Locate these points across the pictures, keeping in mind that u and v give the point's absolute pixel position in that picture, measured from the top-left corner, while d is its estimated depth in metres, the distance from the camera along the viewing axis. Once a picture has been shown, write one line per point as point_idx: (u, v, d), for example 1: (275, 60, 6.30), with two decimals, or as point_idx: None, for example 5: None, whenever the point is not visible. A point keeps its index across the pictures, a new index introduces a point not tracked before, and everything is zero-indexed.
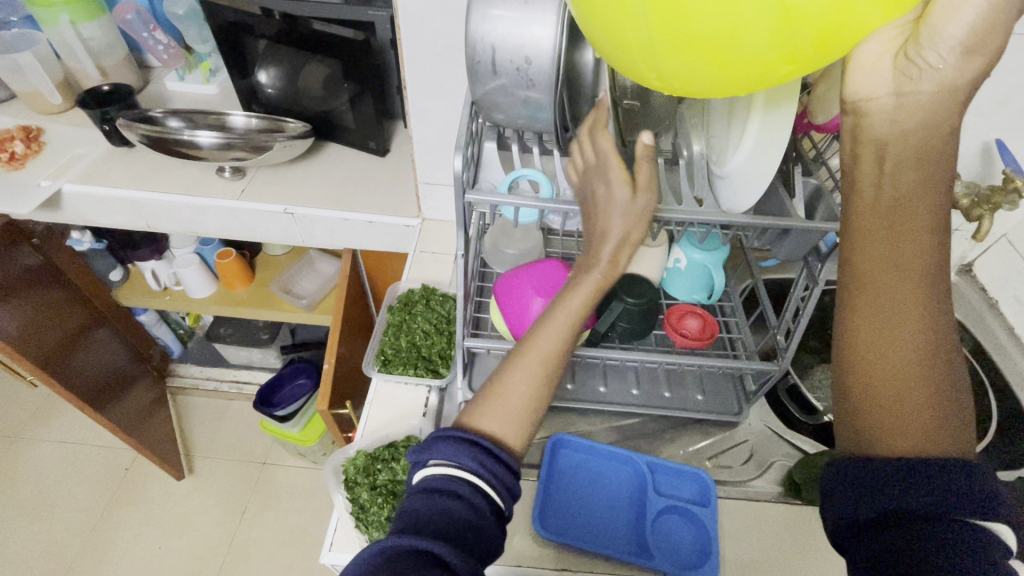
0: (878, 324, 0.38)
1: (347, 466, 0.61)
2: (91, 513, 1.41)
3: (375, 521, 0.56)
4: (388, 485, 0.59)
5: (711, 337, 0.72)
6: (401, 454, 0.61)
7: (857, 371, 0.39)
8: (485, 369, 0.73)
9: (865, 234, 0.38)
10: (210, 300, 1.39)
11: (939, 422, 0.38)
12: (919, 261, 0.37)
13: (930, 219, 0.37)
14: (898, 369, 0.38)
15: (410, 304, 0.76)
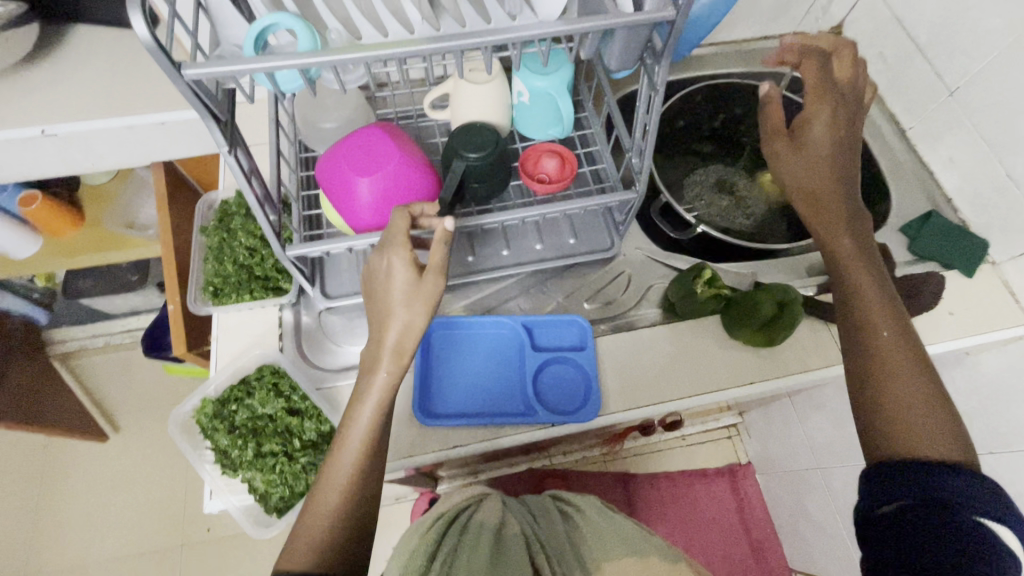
0: (867, 351, 0.51)
1: (198, 416, 0.55)
2: (27, 494, 1.37)
3: (241, 462, 0.53)
4: (248, 423, 0.55)
5: (571, 175, 0.65)
6: (255, 387, 0.55)
7: (869, 390, 0.49)
8: (339, 270, 0.66)
9: (853, 266, 0.55)
10: (42, 255, 1.18)
11: (936, 429, 0.46)
12: (870, 294, 0.53)
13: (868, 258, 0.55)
14: (907, 398, 0.48)
15: (227, 219, 0.64)
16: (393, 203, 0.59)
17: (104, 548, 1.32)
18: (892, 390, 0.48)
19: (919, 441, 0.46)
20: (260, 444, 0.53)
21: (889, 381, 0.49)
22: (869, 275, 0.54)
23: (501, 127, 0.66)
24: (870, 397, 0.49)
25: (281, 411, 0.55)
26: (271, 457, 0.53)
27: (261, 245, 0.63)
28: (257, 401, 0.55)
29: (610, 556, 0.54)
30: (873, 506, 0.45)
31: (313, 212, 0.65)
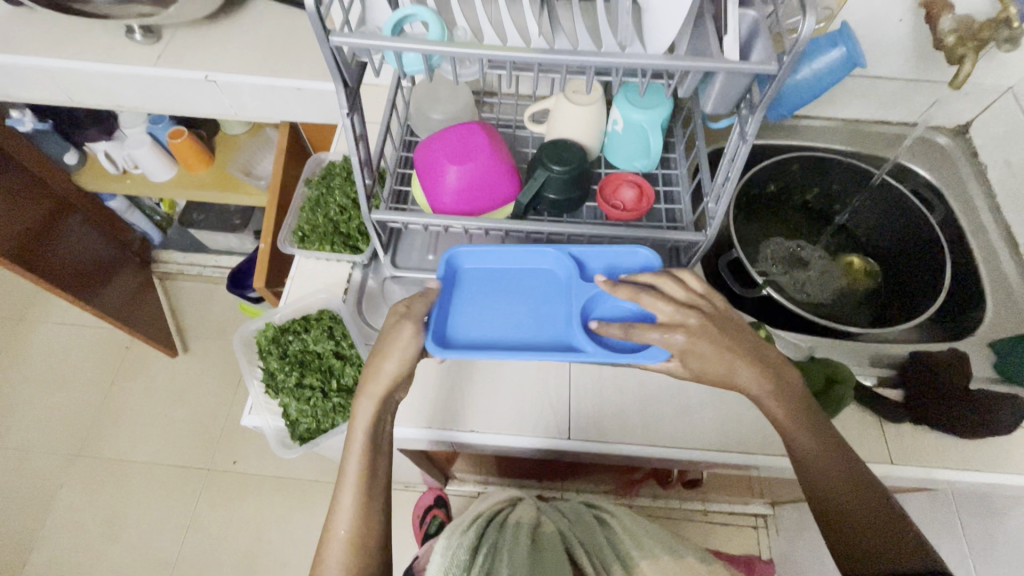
0: (829, 491, 0.52)
1: (259, 336, 0.61)
2: (100, 385, 1.54)
3: (284, 386, 0.58)
4: (298, 354, 0.60)
5: (646, 208, 0.68)
6: (312, 324, 0.61)
7: (846, 526, 0.51)
8: (410, 244, 0.71)
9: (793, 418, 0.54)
10: (174, 183, 1.35)
11: (895, 543, 0.49)
12: (816, 440, 0.53)
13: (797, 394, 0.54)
14: (872, 522, 0.50)
15: (329, 178, 0.71)
16: (474, 195, 0.64)
17: (145, 452, 1.44)
18: (854, 526, 0.51)
19: (886, 554, 0.49)
20: (303, 375, 0.58)
21: (837, 515, 0.52)
22: (797, 416, 0.53)
23: (591, 148, 0.70)
24: (850, 534, 0.51)
25: (329, 352, 0.60)
26: (310, 389, 0.58)
27: (351, 205, 0.69)
28: (311, 336, 0.60)
29: (648, 552, 0.60)
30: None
31: (402, 188, 0.71)
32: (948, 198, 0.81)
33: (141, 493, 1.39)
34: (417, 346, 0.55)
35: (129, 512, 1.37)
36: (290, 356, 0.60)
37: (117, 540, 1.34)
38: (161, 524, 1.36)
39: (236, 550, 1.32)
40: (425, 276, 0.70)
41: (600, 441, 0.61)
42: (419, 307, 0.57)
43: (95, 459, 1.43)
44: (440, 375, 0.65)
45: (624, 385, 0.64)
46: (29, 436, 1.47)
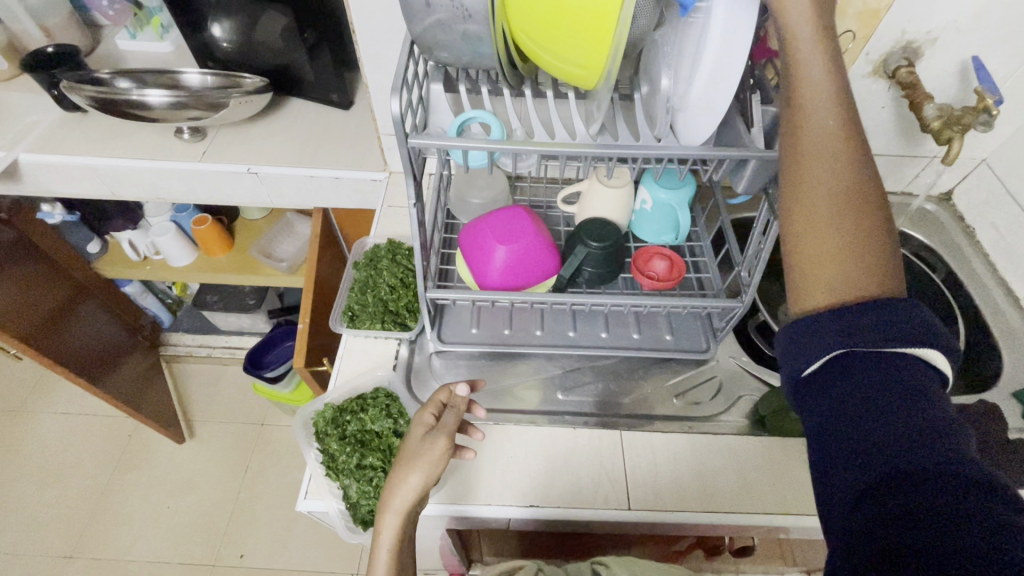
0: (808, 225, 0.41)
1: (316, 418, 0.62)
2: (100, 477, 1.47)
3: (345, 468, 0.58)
4: (356, 435, 0.60)
5: (679, 277, 0.72)
6: (370, 404, 0.62)
7: (800, 261, 0.41)
8: (455, 320, 0.74)
9: (801, 163, 0.41)
10: (193, 267, 1.38)
11: (852, 272, 0.39)
12: (839, 175, 0.40)
13: (838, 130, 0.40)
14: (845, 218, 0.40)
15: (376, 259, 0.75)
16: (520, 271, 0.68)
17: (145, 549, 1.36)
18: (817, 218, 0.40)
19: (832, 288, 0.40)
20: (364, 456, 0.59)
21: (811, 155, 0.41)
22: (846, 139, 0.40)
23: (621, 225, 0.75)
24: (800, 261, 0.41)
25: (388, 430, 0.60)
26: (371, 469, 0.58)
27: (397, 285, 0.73)
28: (369, 413, 0.61)
29: None
30: (801, 371, 0.41)
31: (446, 267, 0.75)
32: (946, 258, 0.87)
33: None
34: (442, 459, 0.53)
35: None
36: (350, 437, 0.60)
37: None
38: None
39: None
40: (471, 349, 0.72)
41: (661, 509, 0.61)
42: (449, 420, 0.56)
43: (90, 561, 1.34)
44: (495, 449, 0.65)
45: (675, 451, 0.65)
46: (20, 538, 1.37)
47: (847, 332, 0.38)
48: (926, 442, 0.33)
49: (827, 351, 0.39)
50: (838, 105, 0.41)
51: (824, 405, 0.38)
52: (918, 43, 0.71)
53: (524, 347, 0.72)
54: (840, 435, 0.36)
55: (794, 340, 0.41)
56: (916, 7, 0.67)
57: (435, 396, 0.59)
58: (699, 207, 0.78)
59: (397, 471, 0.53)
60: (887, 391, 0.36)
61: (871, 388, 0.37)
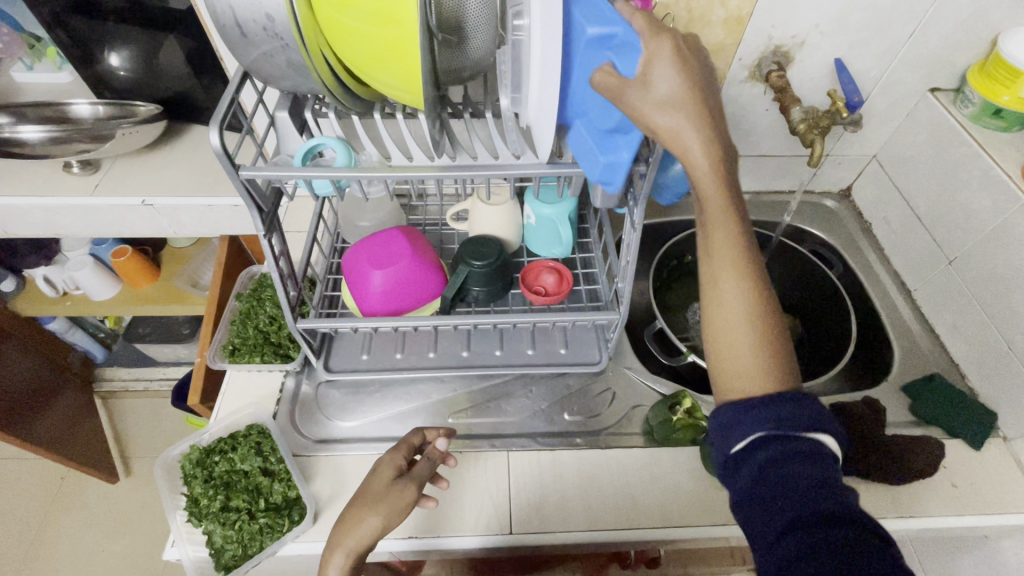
0: (720, 309, 0.42)
1: (183, 461, 0.60)
2: (29, 524, 1.41)
3: (208, 511, 0.56)
4: (223, 476, 0.59)
5: (567, 290, 0.72)
6: (239, 443, 0.61)
7: (715, 345, 0.43)
8: (344, 347, 0.72)
9: (713, 244, 0.42)
10: (116, 301, 1.34)
11: (761, 362, 0.41)
12: (735, 258, 0.41)
13: (733, 210, 0.41)
14: (741, 310, 0.41)
15: (260, 290, 0.74)
16: (400, 293, 0.67)
17: None
18: (733, 342, 0.42)
19: (740, 378, 0.41)
20: (229, 497, 0.57)
21: (715, 279, 0.42)
22: (734, 214, 0.41)
23: (509, 241, 0.74)
24: (714, 345, 0.43)
25: (256, 468, 0.59)
26: (236, 511, 0.56)
27: (279, 315, 0.71)
28: (241, 452, 0.60)
29: None
30: (727, 448, 0.41)
31: (334, 293, 0.73)
32: (844, 254, 0.89)
33: None
34: (413, 495, 0.55)
35: None
36: (219, 478, 0.59)
37: None
38: None
39: None
40: (358, 377, 0.70)
41: (544, 531, 0.60)
42: (421, 468, 0.57)
43: None
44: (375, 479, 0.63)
45: (562, 470, 0.64)
46: None
47: (773, 412, 0.39)
48: (834, 508, 0.35)
49: (755, 424, 0.39)
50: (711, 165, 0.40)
51: (753, 473, 0.39)
52: (786, 48, 0.72)
53: (412, 370, 0.71)
54: (762, 505, 0.37)
55: (724, 416, 0.41)
56: (778, 13, 0.68)
57: (411, 433, 0.60)
58: (590, 219, 0.77)
59: (357, 512, 0.53)
60: (805, 468, 0.37)
61: (794, 464, 0.37)
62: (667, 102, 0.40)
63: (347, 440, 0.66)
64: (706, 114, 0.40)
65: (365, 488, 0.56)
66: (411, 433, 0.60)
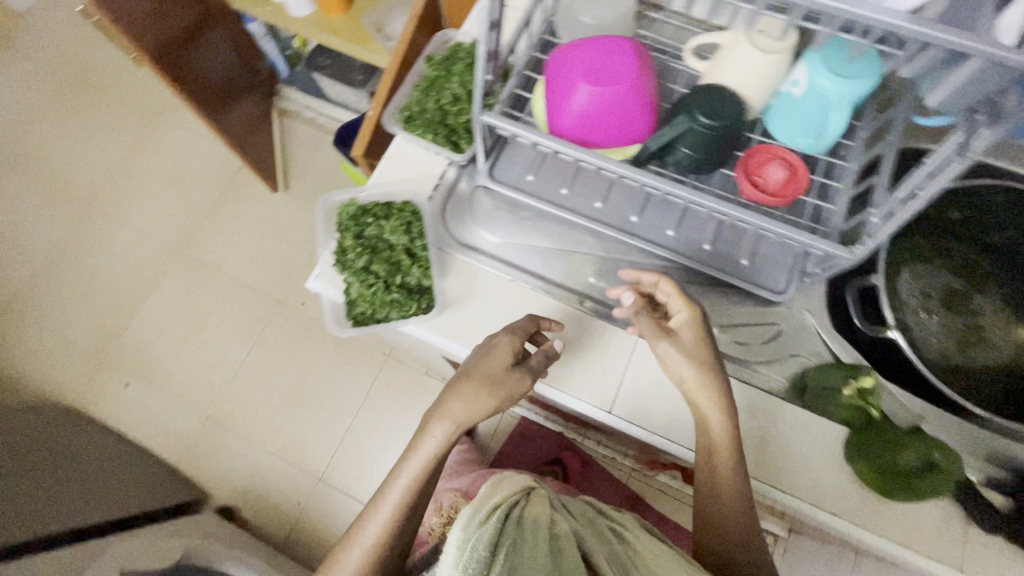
0: (704, 550, 0.60)
1: (341, 208, 0.61)
2: (211, 197, 1.69)
3: (351, 265, 0.58)
4: (372, 239, 0.60)
5: (790, 196, 0.57)
6: (394, 215, 0.60)
7: (706, 556, 0.60)
8: (513, 158, 0.66)
9: (707, 506, 0.59)
10: (310, 21, 1.34)
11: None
12: (739, 523, 0.57)
13: (739, 494, 0.56)
14: (723, 557, 0.59)
15: (452, 61, 0.66)
16: (600, 123, 0.56)
17: (236, 269, 1.61)
18: (724, 541, 0.59)
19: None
20: (372, 261, 0.58)
21: (723, 485, 0.56)
22: (727, 482, 0.56)
23: (751, 107, 0.57)
24: (707, 558, 0.60)
25: (403, 244, 0.59)
26: (376, 275, 0.58)
27: (464, 97, 0.64)
28: (393, 222, 0.59)
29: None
30: None
31: (523, 94, 0.64)
32: None
33: (227, 304, 1.58)
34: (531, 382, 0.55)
35: (211, 314, 1.57)
36: (366, 238, 0.60)
37: (198, 331, 1.55)
38: (235, 338, 1.54)
39: (289, 380, 1.50)
40: (517, 197, 0.65)
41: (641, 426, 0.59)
42: (540, 360, 0.57)
43: (193, 261, 1.62)
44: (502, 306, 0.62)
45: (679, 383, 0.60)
46: (150, 223, 1.67)
47: None
48: None
49: None
50: (730, 486, 0.56)
51: None
52: None
53: (573, 213, 0.63)
54: None
55: None
56: None
57: (529, 323, 0.57)
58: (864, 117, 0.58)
59: (453, 396, 0.53)
60: None
61: None
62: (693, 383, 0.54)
63: (487, 255, 0.63)
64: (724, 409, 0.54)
65: (476, 358, 0.55)
66: (525, 320, 0.58)
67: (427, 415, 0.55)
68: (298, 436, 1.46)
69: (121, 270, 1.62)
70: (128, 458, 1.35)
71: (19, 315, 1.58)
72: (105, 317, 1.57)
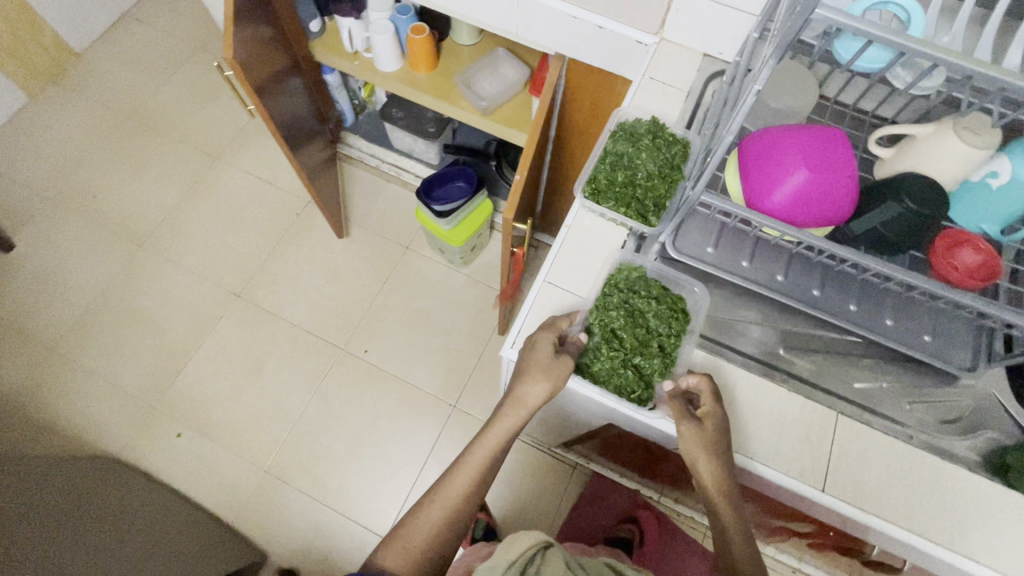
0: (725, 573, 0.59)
1: (624, 266, 0.62)
2: (268, 241, 1.67)
3: (605, 321, 0.60)
4: (636, 308, 0.60)
5: (984, 278, 0.59)
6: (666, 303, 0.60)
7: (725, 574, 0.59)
8: (694, 229, 0.68)
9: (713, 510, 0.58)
10: (397, 77, 1.38)
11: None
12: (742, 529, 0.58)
13: (727, 490, 0.57)
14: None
15: (635, 137, 0.68)
16: (808, 202, 0.58)
17: (295, 314, 1.58)
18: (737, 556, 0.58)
19: None
20: (623, 330, 0.59)
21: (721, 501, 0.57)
22: (713, 483, 0.56)
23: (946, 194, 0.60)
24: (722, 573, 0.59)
25: (657, 336, 0.59)
26: (619, 344, 0.59)
27: (657, 174, 0.65)
28: (663, 309, 0.60)
29: None
30: None
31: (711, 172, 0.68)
32: None
33: (285, 349, 1.54)
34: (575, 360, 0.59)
35: (267, 361, 1.52)
36: (630, 307, 0.60)
37: (255, 380, 1.50)
38: (294, 385, 1.50)
39: (351, 431, 1.45)
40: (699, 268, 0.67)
41: (856, 505, 0.58)
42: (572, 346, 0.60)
43: (250, 305, 1.58)
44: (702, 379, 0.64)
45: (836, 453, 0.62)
46: (205, 265, 1.63)
47: None
48: None
49: None
50: (714, 481, 0.56)
51: None
52: None
53: (757, 287, 0.66)
54: None
55: None
56: None
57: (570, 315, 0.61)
58: None
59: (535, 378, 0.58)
60: None
61: None
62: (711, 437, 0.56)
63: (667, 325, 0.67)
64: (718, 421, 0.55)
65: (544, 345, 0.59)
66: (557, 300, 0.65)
67: (511, 388, 0.62)
68: (359, 490, 1.40)
69: (173, 312, 1.57)
70: (182, 516, 1.27)
71: (62, 357, 1.50)
72: (156, 362, 1.50)
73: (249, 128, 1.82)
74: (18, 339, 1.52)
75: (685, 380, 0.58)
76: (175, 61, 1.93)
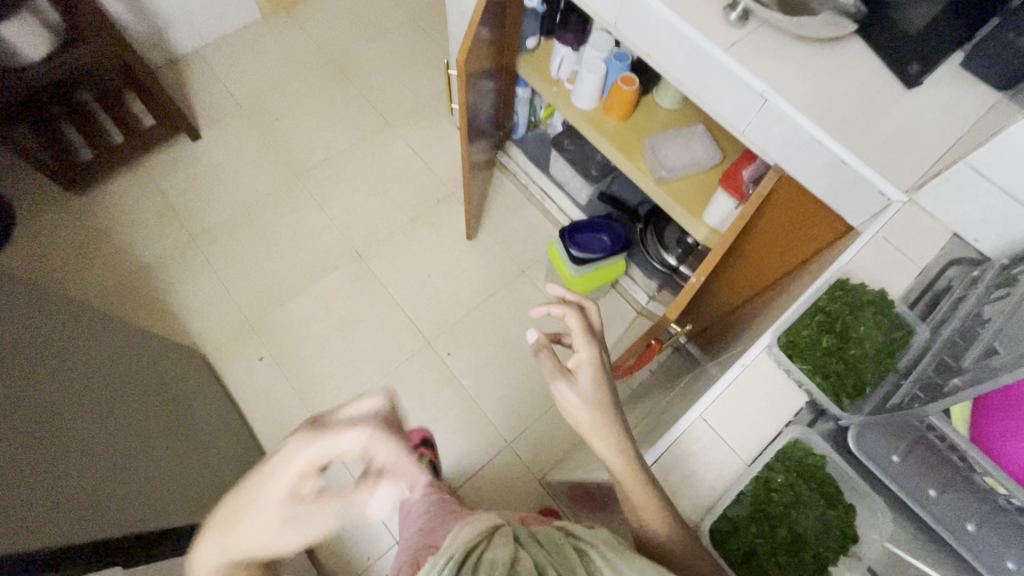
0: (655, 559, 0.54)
1: (795, 440, 0.58)
2: (403, 216, 1.73)
3: (763, 494, 0.55)
4: (801, 495, 0.55)
5: None
6: (840, 505, 0.54)
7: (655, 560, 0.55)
8: (893, 430, 0.59)
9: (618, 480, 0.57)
10: (586, 115, 1.38)
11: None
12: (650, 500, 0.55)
13: (617, 439, 0.59)
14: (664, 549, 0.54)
15: (856, 305, 0.60)
16: None
17: (400, 292, 1.62)
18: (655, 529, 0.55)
19: None
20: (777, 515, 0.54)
21: (607, 450, 0.59)
22: (602, 429, 0.60)
23: None
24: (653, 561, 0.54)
25: (818, 538, 0.53)
26: (770, 528, 0.54)
27: (872, 357, 0.58)
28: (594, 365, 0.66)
29: None
30: None
31: None
32: None
33: (378, 321, 1.58)
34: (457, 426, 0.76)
35: (359, 325, 1.57)
36: (796, 493, 0.55)
37: (343, 338, 1.55)
38: (373, 359, 1.54)
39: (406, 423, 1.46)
40: (878, 473, 0.58)
41: None
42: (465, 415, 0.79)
43: (366, 268, 1.65)
44: None
45: None
46: (342, 216, 1.72)
47: None
48: None
49: None
50: (603, 433, 0.59)
51: None
52: None
53: (940, 527, 0.55)
54: None
55: None
56: None
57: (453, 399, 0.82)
58: None
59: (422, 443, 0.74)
60: None
61: None
62: (589, 393, 0.62)
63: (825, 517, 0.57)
64: (602, 376, 0.63)
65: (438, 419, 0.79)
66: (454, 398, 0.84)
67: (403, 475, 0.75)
68: None
69: (300, 246, 1.68)
70: (237, 437, 1.34)
71: (198, 249, 1.65)
72: (269, 286, 1.61)
73: (425, 107, 1.91)
74: (170, 220, 1.68)
75: (561, 308, 0.67)
76: (386, 26, 2.06)
